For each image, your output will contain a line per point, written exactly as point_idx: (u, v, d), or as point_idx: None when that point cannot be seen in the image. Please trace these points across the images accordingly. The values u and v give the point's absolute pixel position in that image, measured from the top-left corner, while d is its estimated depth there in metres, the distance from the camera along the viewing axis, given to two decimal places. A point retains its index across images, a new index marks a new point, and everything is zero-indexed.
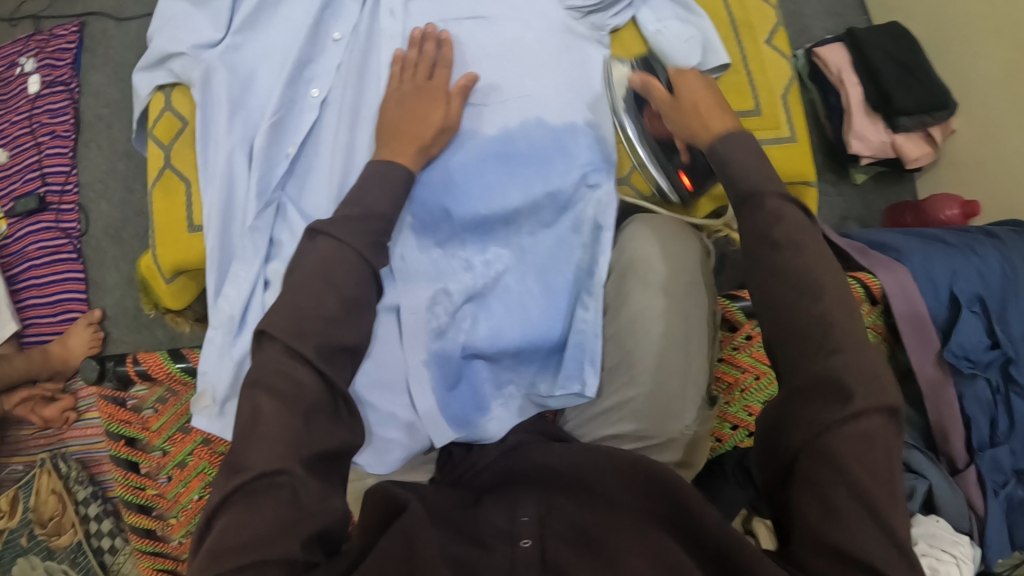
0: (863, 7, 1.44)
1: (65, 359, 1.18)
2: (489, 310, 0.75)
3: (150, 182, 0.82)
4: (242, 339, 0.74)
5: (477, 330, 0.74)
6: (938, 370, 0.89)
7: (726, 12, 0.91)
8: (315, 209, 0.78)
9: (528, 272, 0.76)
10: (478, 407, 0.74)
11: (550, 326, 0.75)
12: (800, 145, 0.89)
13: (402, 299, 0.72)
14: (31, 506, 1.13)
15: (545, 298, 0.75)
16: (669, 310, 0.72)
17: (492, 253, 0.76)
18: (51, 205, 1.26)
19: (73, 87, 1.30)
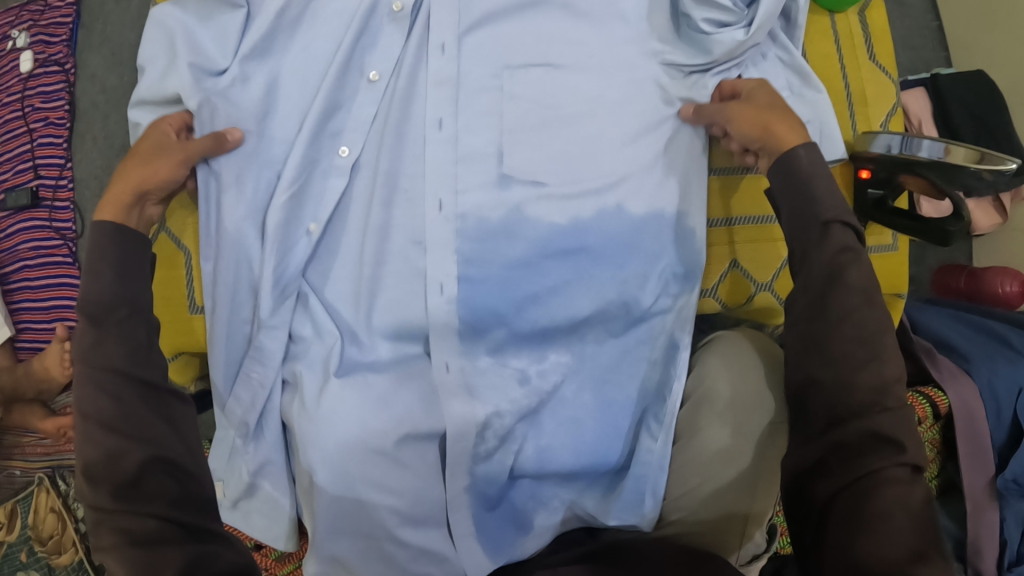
0: (944, 42, 1.31)
1: (48, 376, 1.10)
2: (544, 432, 0.69)
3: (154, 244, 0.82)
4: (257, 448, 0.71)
5: (527, 451, 0.69)
6: (987, 492, 0.84)
7: (841, 83, 0.79)
8: (343, 308, 0.69)
9: (585, 385, 0.69)
10: (516, 530, 0.71)
11: (607, 453, 0.70)
12: (899, 256, 0.75)
13: (446, 425, 0.66)
14: (30, 524, 1.11)
15: (604, 420, 0.69)
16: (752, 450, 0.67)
17: (550, 362, 0.68)
18: (44, 201, 1.15)
19: (68, 67, 1.16)
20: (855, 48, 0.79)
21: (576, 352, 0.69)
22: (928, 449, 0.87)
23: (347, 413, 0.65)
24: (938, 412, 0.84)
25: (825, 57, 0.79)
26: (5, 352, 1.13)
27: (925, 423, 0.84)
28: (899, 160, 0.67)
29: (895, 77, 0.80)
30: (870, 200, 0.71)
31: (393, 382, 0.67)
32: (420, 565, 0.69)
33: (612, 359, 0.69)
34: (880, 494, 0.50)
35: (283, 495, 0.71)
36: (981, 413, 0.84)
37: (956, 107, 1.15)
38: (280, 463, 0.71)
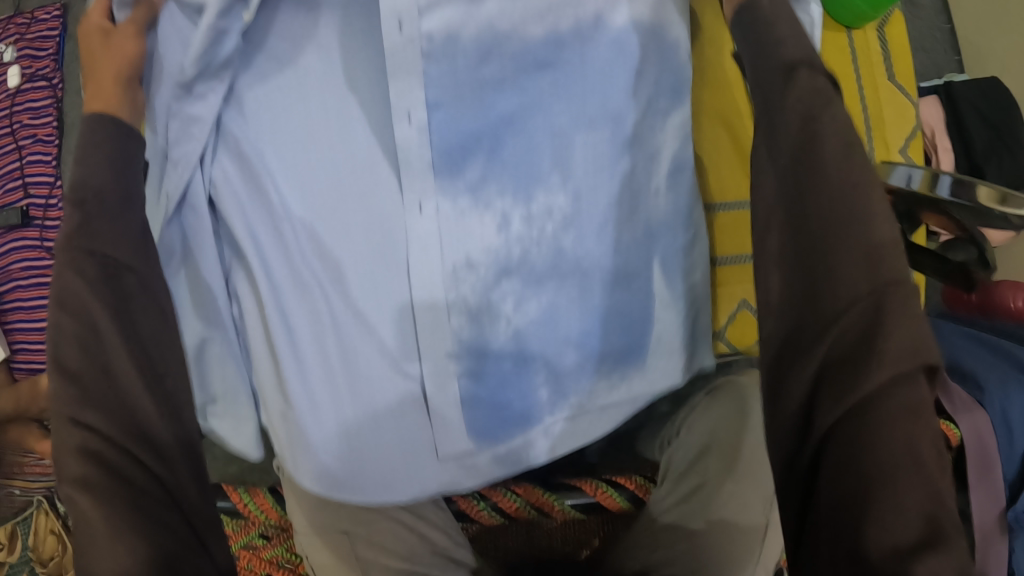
0: (955, 46, 1.27)
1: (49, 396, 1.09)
2: (540, 292, 0.63)
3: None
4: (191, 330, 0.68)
5: (523, 316, 0.63)
6: (997, 522, 0.81)
7: (862, 111, 0.75)
8: (273, 154, 0.62)
9: (583, 231, 0.62)
10: (509, 416, 0.65)
11: (608, 313, 0.64)
12: None
13: (416, 276, 0.62)
14: (30, 546, 1.11)
15: (609, 269, 0.63)
16: (720, 496, 0.66)
17: (540, 203, 0.61)
18: (35, 219, 1.13)
19: (57, 82, 1.14)
20: (874, 70, 0.76)
21: (564, 195, 0.61)
22: None
23: (319, 245, 0.62)
24: (950, 444, 0.81)
25: (844, 80, 0.75)
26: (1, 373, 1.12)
27: None
28: (915, 197, 0.63)
29: (914, 98, 0.78)
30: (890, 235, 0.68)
31: (343, 218, 0.62)
32: (401, 469, 0.66)
33: (597, 215, 0.62)
34: (873, 450, 0.41)
35: (236, 364, 0.70)
36: (991, 443, 0.82)
37: (971, 117, 1.11)
38: (218, 340, 0.69)
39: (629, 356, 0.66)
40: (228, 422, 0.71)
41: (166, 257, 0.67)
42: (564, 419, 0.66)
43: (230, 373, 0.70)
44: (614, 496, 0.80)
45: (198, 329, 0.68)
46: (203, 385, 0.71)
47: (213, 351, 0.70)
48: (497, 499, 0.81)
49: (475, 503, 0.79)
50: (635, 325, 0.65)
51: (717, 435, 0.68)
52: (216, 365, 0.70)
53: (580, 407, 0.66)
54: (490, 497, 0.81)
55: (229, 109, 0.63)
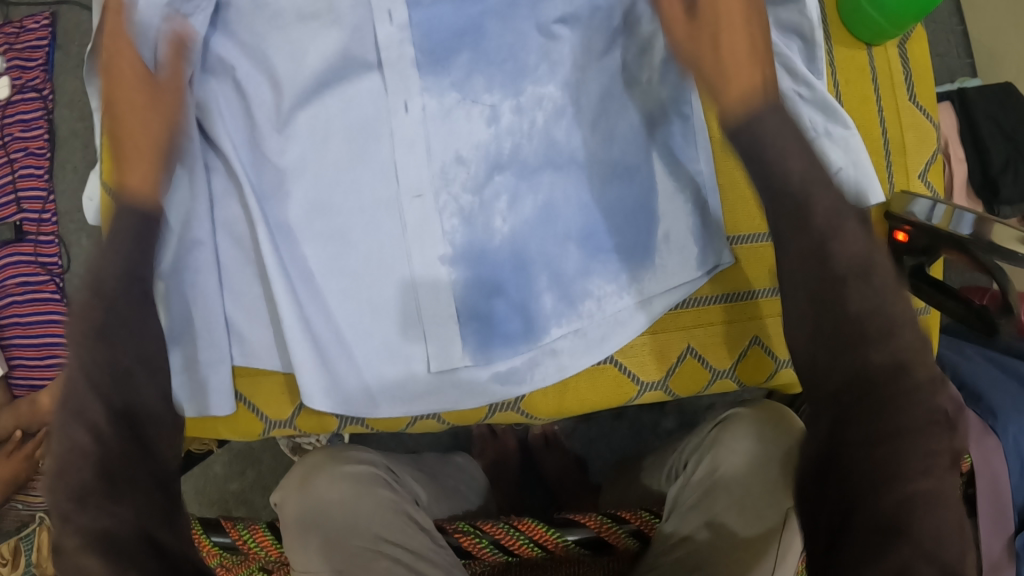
0: (968, 49, 1.24)
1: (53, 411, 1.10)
2: (536, 189, 0.66)
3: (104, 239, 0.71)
4: (166, 255, 0.64)
5: (525, 209, 0.66)
6: (1006, 551, 0.80)
7: (880, 132, 0.72)
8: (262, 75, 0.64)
9: (580, 118, 0.66)
10: (502, 331, 0.67)
11: (609, 211, 0.67)
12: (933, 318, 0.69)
13: (407, 174, 0.64)
14: (33, 562, 1.10)
15: (610, 175, 0.67)
16: (719, 525, 0.60)
17: (528, 99, 0.65)
18: (29, 234, 1.11)
19: (47, 94, 1.11)
20: (895, 90, 0.73)
21: (554, 86, 0.65)
22: None
23: (306, 155, 0.64)
24: None
25: (863, 100, 0.72)
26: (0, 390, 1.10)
27: None
28: (934, 231, 0.62)
29: (936, 121, 0.74)
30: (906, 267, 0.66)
31: (336, 130, 0.64)
32: (399, 408, 0.68)
33: (582, 126, 0.66)
34: (925, 517, 0.42)
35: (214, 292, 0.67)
36: (1001, 471, 0.80)
37: (986, 126, 1.09)
38: (210, 247, 0.66)
39: (636, 253, 0.67)
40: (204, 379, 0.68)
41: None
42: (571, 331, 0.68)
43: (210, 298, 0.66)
44: (619, 531, 0.66)
45: (187, 234, 0.65)
46: (179, 330, 0.66)
47: (196, 273, 0.66)
48: (499, 534, 0.65)
49: (471, 535, 0.65)
50: (642, 222, 0.68)
51: (729, 463, 0.63)
52: (197, 295, 0.66)
53: (587, 314, 0.67)
54: (489, 529, 0.65)
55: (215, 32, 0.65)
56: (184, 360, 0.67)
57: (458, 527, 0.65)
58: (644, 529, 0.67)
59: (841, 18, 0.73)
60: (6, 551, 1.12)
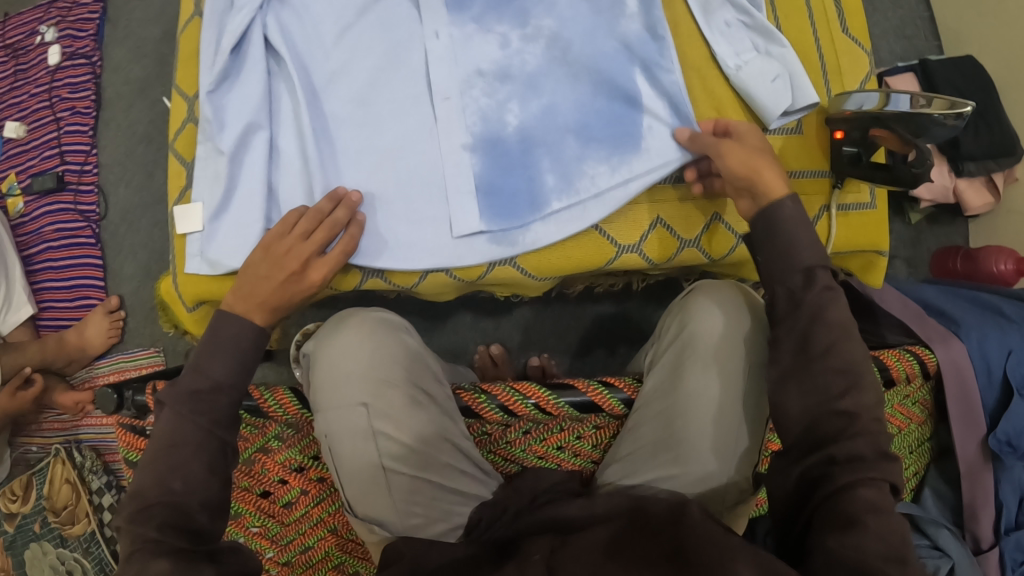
0: (934, 32, 1.35)
1: (81, 347, 1.15)
2: (541, 94, 0.74)
3: (172, 134, 0.76)
4: (227, 132, 0.71)
5: (532, 111, 0.73)
6: (978, 452, 0.85)
7: (817, 55, 0.82)
8: (314, 4, 0.75)
9: (579, 44, 0.75)
10: (518, 199, 0.72)
11: (601, 109, 0.74)
12: (877, 215, 0.77)
13: (433, 82, 0.73)
14: (45, 494, 1.14)
15: (608, 77, 0.74)
16: (687, 378, 0.66)
17: (533, 28, 0.75)
18: (70, 184, 1.21)
19: (95, 60, 1.24)
20: (829, 23, 0.83)
21: (550, 19, 0.75)
22: (919, 407, 0.85)
23: (346, 66, 0.74)
24: (926, 369, 0.81)
25: (799, 30, 0.82)
26: (27, 329, 1.17)
27: (917, 382, 0.82)
28: (869, 116, 0.70)
29: (869, 48, 0.84)
30: (847, 158, 0.73)
31: (374, 44, 0.75)
32: (401, 262, 0.72)
33: (577, 43, 0.74)
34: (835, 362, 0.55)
35: (262, 161, 0.71)
36: (969, 371, 0.84)
37: (946, 91, 1.19)
38: (265, 129, 0.72)
39: (623, 141, 0.73)
40: (235, 238, 0.70)
41: (218, 84, 0.72)
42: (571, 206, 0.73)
43: (258, 165, 0.71)
44: (611, 399, 0.71)
45: (245, 116, 0.72)
46: (227, 192, 0.71)
47: (248, 152, 0.72)
48: (500, 395, 0.69)
49: (475, 394, 0.70)
50: (631, 125, 0.74)
51: (697, 325, 0.67)
52: (250, 163, 0.72)
53: (584, 191, 0.72)
54: (492, 392, 0.70)
55: None
56: (229, 223, 0.71)
57: (463, 389, 0.71)
58: (630, 395, 0.72)
59: None
60: (18, 487, 1.16)
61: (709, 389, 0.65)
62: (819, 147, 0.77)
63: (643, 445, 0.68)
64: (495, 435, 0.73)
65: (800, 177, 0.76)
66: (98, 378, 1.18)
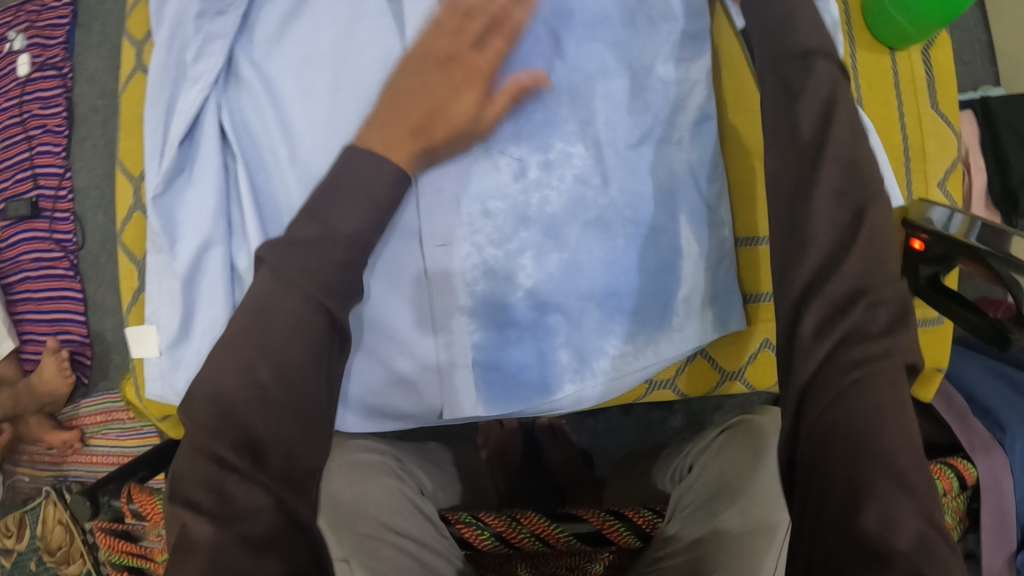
0: (993, 57, 1.22)
1: (48, 391, 1.09)
2: (564, 245, 0.59)
3: (119, 223, 0.71)
4: (181, 251, 0.64)
5: (549, 267, 0.59)
6: (1005, 565, 0.80)
7: (901, 136, 0.70)
8: (282, 106, 0.65)
9: (611, 173, 0.59)
10: (523, 376, 0.60)
11: (631, 268, 0.59)
12: (943, 330, 0.70)
13: (427, 228, 0.59)
14: (39, 535, 1.11)
15: (633, 216, 0.59)
16: (721, 518, 0.59)
17: (557, 150, 0.59)
18: (45, 211, 1.12)
19: (66, 71, 1.12)
20: (917, 94, 0.70)
21: (583, 144, 0.59)
22: (951, 518, 0.81)
23: (309, 178, 0.64)
24: (965, 483, 0.78)
25: (884, 103, 0.70)
26: (12, 364, 1.11)
27: (951, 495, 0.78)
28: (950, 239, 0.60)
29: (959, 128, 0.72)
30: (922, 277, 0.65)
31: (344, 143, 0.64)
32: (391, 424, 0.65)
33: (617, 180, 0.59)
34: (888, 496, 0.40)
35: (221, 276, 0.64)
36: (1008, 486, 0.79)
37: (1008, 137, 1.06)
38: (223, 246, 0.64)
39: (653, 313, 0.60)
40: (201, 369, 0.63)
41: (166, 185, 0.65)
42: (584, 388, 0.60)
43: (219, 294, 0.64)
44: (624, 531, 0.66)
45: (201, 232, 0.64)
46: (186, 321, 0.64)
47: (205, 273, 0.64)
48: (500, 526, 0.65)
49: (473, 526, 0.66)
50: (656, 277, 0.60)
51: (740, 466, 0.62)
52: (208, 285, 0.64)
53: (598, 373, 0.60)
54: (491, 521, 0.66)
55: (241, 39, 0.67)
56: (190, 354, 0.64)
57: (460, 519, 0.67)
58: (646, 528, 0.67)
59: (864, 18, 0.70)
60: (11, 523, 1.14)
61: (743, 516, 0.58)
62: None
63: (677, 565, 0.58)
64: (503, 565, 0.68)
65: None
66: (85, 418, 1.13)
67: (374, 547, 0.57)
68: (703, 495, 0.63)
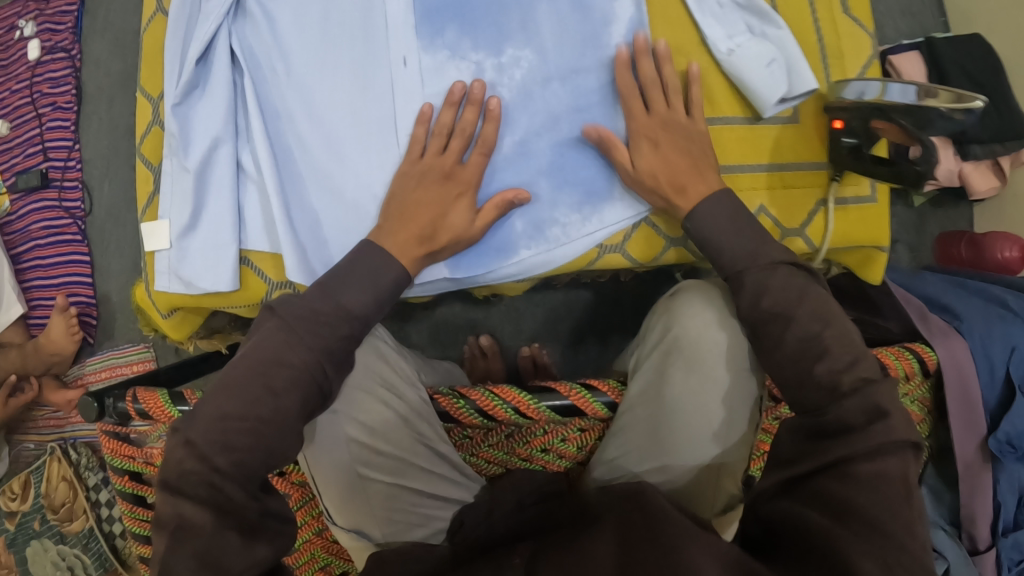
0: (942, 8, 1.29)
1: (54, 349, 1.13)
2: (514, 130, 0.71)
3: (138, 136, 0.76)
4: (193, 149, 0.70)
5: (504, 147, 0.71)
6: (978, 453, 0.83)
7: (815, 37, 0.76)
8: (282, 30, 0.73)
9: (551, 76, 0.72)
10: (484, 245, 0.70)
11: (573, 149, 0.71)
12: (879, 208, 0.74)
13: (403, 119, 0.71)
14: (43, 493, 1.15)
15: (574, 107, 0.72)
16: (669, 382, 0.66)
17: (508, 56, 0.72)
18: (55, 181, 1.19)
19: (74, 53, 1.20)
20: (828, 4, 0.77)
21: (529, 49, 0.72)
22: (917, 407, 0.83)
23: (304, 92, 0.72)
24: (927, 368, 0.80)
25: (797, 16, 0.76)
26: (20, 329, 1.17)
27: (913, 380, 0.80)
28: (869, 106, 0.67)
29: (871, 30, 0.78)
30: (845, 151, 0.70)
31: (334, 62, 0.72)
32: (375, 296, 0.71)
33: (557, 78, 0.72)
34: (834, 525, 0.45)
35: (229, 179, 0.70)
36: (971, 372, 0.81)
37: (953, 71, 1.12)
38: (230, 144, 0.71)
39: (597, 185, 0.71)
40: (207, 258, 0.69)
41: (183, 97, 0.71)
42: (540, 253, 0.70)
43: (225, 190, 0.70)
44: (594, 403, 0.70)
45: (210, 132, 0.70)
46: (195, 213, 0.70)
47: (214, 169, 0.71)
48: (477, 398, 0.69)
49: (452, 398, 0.69)
50: (597, 154, 0.71)
51: (688, 334, 0.66)
52: (215, 184, 0.71)
53: (555, 241, 0.70)
54: (470, 395, 0.70)
55: None
56: (197, 244, 0.70)
57: (441, 393, 0.70)
58: (613, 398, 0.71)
59: None
60: (16, 486, 1.17)
61: (688, 390, 0.65)
62: (815, 135, 0.74)
63: (631, 449, 0.68)
64: (478, 438, 0.74)
65: (792, 169, 0.73)
66: (88, 376, 1.18)
67: (361, 416, 0.64)
68: (657, 365, 0.68)
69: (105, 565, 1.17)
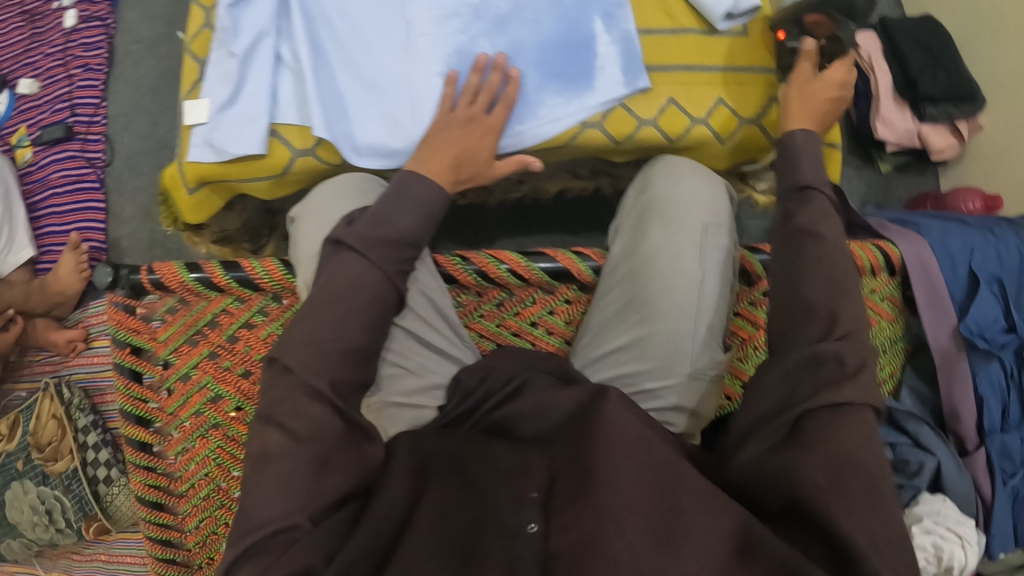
0: None
1: (59, 289, 1.16)
2: (509, 32, 0.79)
3: (189, 36, 0.84)
4: (240, 38, 0.78)
5: (499, 45, 0.79)
6: (952, 341, 0.85)
7: None
8: None
9: None
10: None
11: (559, 49, 0.79)
12: None
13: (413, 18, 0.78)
14: (31, 429, 1.13)
15: (562, 17, 0.80)
16: (643, 234, 0.73)
17: None
18: (78, 134, 1.26)
19: (109, 22, 1.31)
20: None
21: None
22: (887, 304, 0.87)
23: None
24: (892, 263, 0.84)
25: None
26: (26, 270, 1.20)
27: (881, 275, 0.85)
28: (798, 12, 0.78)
29: None
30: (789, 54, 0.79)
31: None
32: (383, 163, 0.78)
33: None
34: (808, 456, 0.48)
35: (267, 69, 0.78)
36: (933, 265, 0.86)
37: (907, 42, 1.20)
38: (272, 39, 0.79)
39: (580, 77, 0.79)
40: (240, 127, 0.77)
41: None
42: (529, 129, 0.78)
43: (265, 76, 0.78)
44: (581, 265, 0.76)
45: (256, 26, 0.78)
46: (233, 94, 0.78)
47: (256, 58, 0.79)
48: (478, 261, 0.76)
49: (452, 260, 0.76)
50: (585, 57, 0.79)
51: (661, 195, 0.74)
52: (255, 70, 0.78)
53: (541, 120, 0.78)
54: (471, 259, 0.76)
55: None
56: (231, 117, 0.77)
57: (445, 258, 0.76)
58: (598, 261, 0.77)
59: None
60: (5, 426, 1.17)
61: (660, 241, 0.72)
62: (762, 46, 0.83)
63: (609, 304, 0.73)
64: (470, 307, 0.79)
65: (744, 70, 0.82)
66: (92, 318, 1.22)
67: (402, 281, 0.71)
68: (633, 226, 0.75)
69: (85, 510, 1.12)
